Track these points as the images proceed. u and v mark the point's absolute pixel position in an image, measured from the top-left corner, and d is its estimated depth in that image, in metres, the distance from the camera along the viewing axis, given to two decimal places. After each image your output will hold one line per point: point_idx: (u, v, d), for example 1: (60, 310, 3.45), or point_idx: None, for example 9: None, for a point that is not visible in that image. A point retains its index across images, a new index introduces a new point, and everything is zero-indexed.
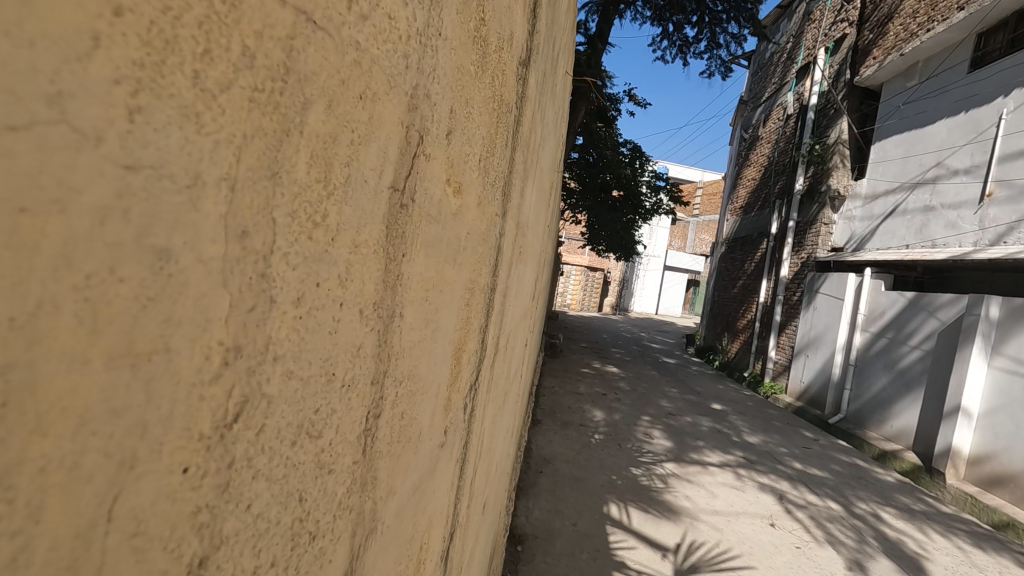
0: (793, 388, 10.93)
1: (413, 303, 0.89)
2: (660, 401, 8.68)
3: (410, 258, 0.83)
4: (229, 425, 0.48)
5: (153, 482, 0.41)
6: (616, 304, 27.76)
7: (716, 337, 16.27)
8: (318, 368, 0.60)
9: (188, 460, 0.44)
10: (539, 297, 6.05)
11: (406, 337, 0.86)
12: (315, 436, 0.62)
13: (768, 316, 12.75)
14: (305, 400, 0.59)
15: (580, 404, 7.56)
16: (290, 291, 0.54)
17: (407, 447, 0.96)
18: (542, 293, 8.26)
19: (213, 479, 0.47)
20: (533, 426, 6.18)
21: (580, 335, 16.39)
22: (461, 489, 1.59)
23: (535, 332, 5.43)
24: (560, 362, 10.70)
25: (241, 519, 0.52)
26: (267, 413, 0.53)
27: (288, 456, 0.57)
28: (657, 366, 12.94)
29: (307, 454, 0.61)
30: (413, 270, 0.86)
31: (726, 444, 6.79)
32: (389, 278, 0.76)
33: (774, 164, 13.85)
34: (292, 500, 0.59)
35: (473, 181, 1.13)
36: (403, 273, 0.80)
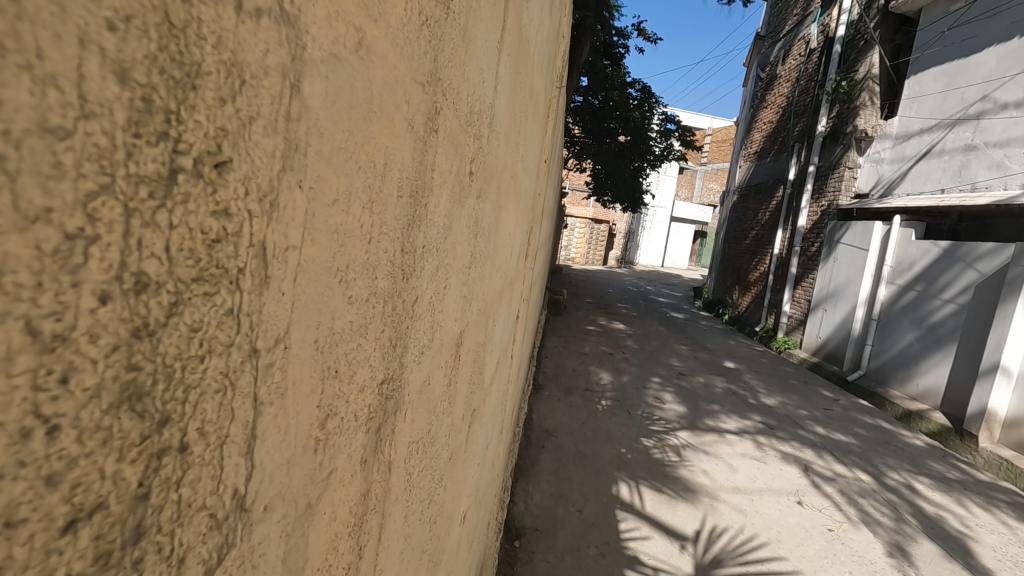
0: (809, 343, 10.43)
1: (387, 234, 0.75)
2: (670, 361, 8.18)
3: (384, 177, 0.70)
4: (189, 367, 0.41)
5: (89, 438, 0.34)
6: (622, 258, 26.96)
7: (726, 291, 15.68)
8: (277, 298, 0.52)
9: (131, 407, 0.37)
10: (542, 250, 5.54)
11: (382, 271, 0.75)
12: (282, 376, 0.55)
13: (783, 268, 12.11)
14: (267, 336, 0.51)
15: (586, 364, 7.12)
16: (238, 206, 0.45)
17: (389, 397, 0.86)
18: (545, 246, 7.72)
19: (164, 427, 0.40)
20: (536, 392, 5.74)
21: (585, 290, 15.80)
22: (431, 489, 1.27)
23: (536, 289, 4.95)
24: (564, 320, 10.19)
25: (204, 471, 0.45)
26: (224, 348, 0.45)
27: (252, 400, 0.50)
28: (665, 322, 12.43)
29: (272, 399, 0.53)
30: (384, 192, 0.72)
31: (742, 408, 6.32)
32: (357, 199, 0.64)
33: (794, 104, 12.88)
34: (260, 453, 0.52)
35: (452, 93, 0.97)
36: (373, 197, 0.69)
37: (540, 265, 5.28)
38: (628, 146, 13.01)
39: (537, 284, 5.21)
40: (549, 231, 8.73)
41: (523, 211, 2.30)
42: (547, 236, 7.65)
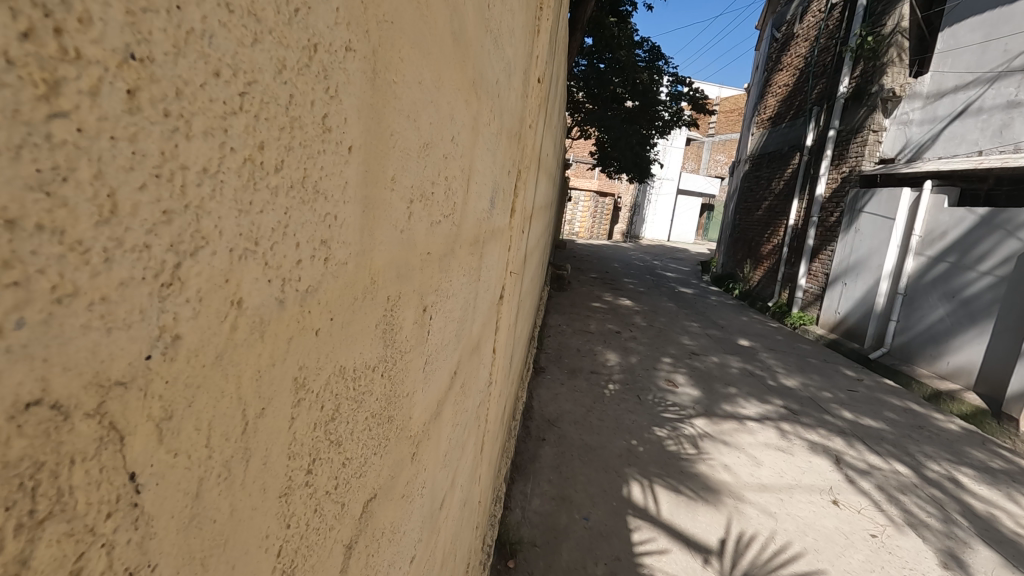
0: (826, 318, 9.91)
1: (376, 156, 0.60)
2: (680, 339, 7.68)
3: (381, 117, 0.59)
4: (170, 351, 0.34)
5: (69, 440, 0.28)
6: (627, 232, 26.16)
7: (737, 265, 15.07)
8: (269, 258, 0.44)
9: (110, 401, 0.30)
10: (543, 219, 5.04)
11: (381, 232, 0.64)
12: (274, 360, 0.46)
13: (799, 240, 11.49)
14: (255, 305, 0.43)
15: (592, 344, 6.64)
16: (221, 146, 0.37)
17: (390, 378, 0.75)
18: (547, 217, 7.20)
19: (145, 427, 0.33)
20: (536, 377, 5.26)
21: (589, 265, 15.19)
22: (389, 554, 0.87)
23: (536, 261, 4.47)
24: (568, 297, 9.66)
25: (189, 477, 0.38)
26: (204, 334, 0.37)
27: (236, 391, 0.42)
28: (674, 297, 11.88)
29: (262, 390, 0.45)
30: (373, 100, 0.57)
31: (761, 390, 5.83)
32: (352, 147, 0.54)
33: (813, 65, 12.09)
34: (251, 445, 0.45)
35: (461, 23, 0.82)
36: (369, 142, 0.58)
37: (540, 235, 4.80)
38: (635, 111, 12.29)
39: (538, 256, 4.74)
40: (552, 201, 8.19)
41: (516, 159, 1.83)
42: (548, 206, 7.12)
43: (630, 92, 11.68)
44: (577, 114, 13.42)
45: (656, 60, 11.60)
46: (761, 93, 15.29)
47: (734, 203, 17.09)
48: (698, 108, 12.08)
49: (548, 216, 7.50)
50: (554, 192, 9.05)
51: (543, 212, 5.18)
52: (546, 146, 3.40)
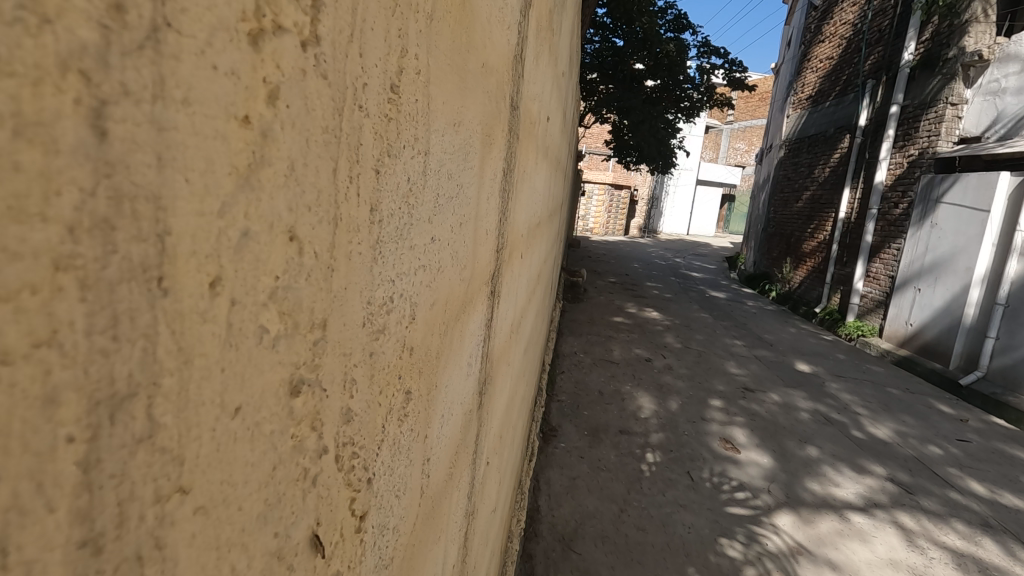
0: (892, 330, 8.35)
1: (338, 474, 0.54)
2: (726, 365, 6.22)
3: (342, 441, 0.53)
4: None
5: None
6: (645, 227, 24.24)
7: (773, 263, 13.47)
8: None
9: None
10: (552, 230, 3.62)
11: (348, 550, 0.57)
12: None
13: (853, 236, 9.86)
14: None
15: (617, 381, 5.20)
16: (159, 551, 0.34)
17: None
18: (558, 220, 5.77)
19: None
20: (542, 451, 3.67)
21: (607, 268, 13.54)
22: None
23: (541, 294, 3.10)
24: (584, 312, 8.14)
25: None
26: None
27: None
28: (706, 304, 10.29)
29: None
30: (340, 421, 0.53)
31: (848, 451, 4.29)
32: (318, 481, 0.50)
33: (865, 32, 10.39)
34: None
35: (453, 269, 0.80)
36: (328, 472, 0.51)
37: (547, 253, 3.38)
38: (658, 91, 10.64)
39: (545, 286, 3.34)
40: (562, 195, 6.69)
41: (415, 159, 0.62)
42: (559, 205, 5.67)
43: (653, 67, 10.06)
44: (591, 98, 11.76)
45: (683, 30, 9.95)
46: (799, 69, 13.55)
47: (766, 193, 15.40)
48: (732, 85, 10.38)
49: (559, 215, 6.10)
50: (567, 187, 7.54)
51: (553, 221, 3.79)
52: (551, 126, 2.13)
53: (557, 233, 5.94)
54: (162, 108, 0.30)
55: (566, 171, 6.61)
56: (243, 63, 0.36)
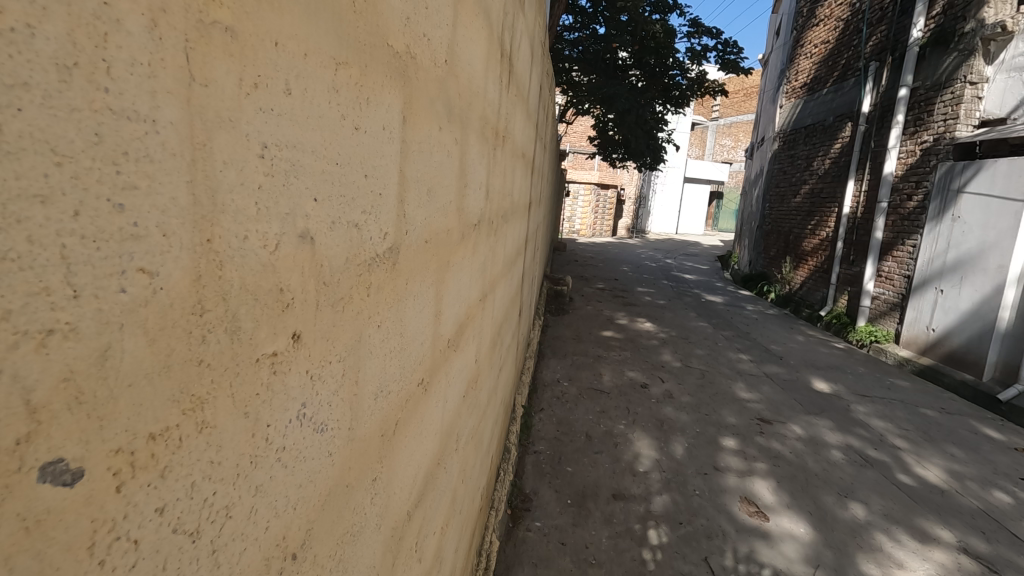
0: (911, 336, 7.54)
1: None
2: (734, 389, 5.35)
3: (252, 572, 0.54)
4: None
5: None
6: (632, 227, 23.35)
7: (770, 263, 12.71)
8: None
9: None
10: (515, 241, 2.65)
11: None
12: None
13: (861, 233, 9.04)
14: None
15: (608, 418, 4.30)
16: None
17: None
18: (533, 224, 4.85)
19: None
20: (510, 543, 2.69)
21: (594, 272, 12.62)
22: None
23: (500, 339, 2.13)
24: (569, 326, 7.23)
25: None
26: None
27: None
28: (703, 311, 9.42)
29: None
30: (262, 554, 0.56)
31: (903, 509, 3.39)
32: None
33: (866, 11, 9.62)
34: None
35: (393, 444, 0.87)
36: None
37: (509, 273, 2.44)
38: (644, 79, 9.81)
39: (505, 321, 2.38)
40: (540, 194, 5.79)
41: None
42: (535, 207, 4.78)
43: (637, 53, 9.22)
44: (572, 89, 10.84)
45: (671, 11, 9.06)
46: (792, 56, 12.77)
47: (760, 189, 14.66)
48: (723, 69, 9.56)
49: (536, 217, 5.17)
50: (544, 186, 6.65)
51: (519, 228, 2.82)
52: (483, 66, 1.23)
53: (533, 238, 5.04)
54: (181, 251, 0.42)
55: (544, 164, 5.69)
56: (235, 233, 0.48)
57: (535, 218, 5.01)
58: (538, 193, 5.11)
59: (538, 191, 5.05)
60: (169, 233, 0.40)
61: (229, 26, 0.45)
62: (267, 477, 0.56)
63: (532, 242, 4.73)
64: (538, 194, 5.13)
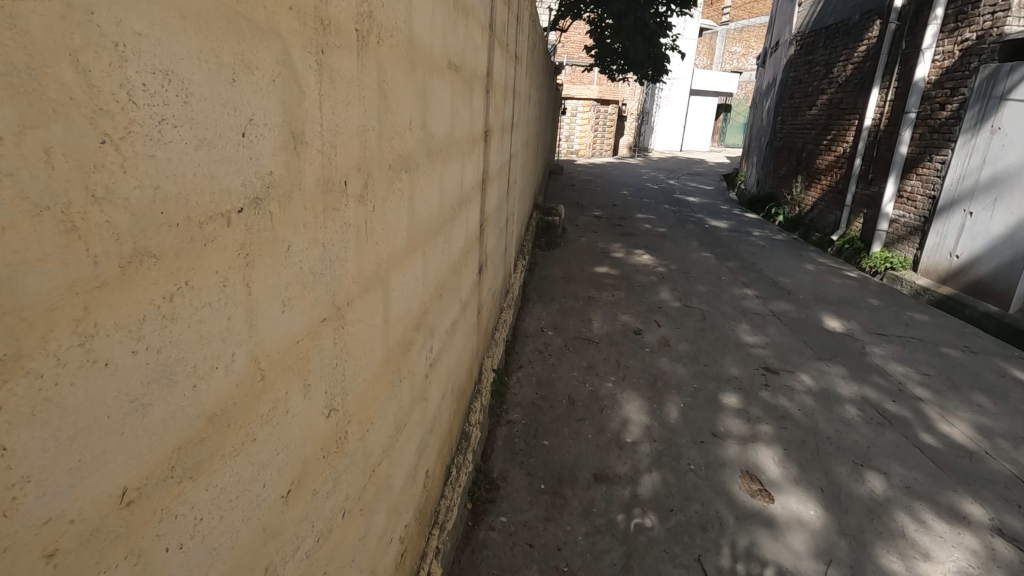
0: (932, 263, 6.93)
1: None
2: (737, 333, 4.85)
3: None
4: None
5: None
6: (634, 146, 22.07)
7: (779, 183, 11.88)
8: None
9: None
10: (462, 190, 2.02)
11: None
12: None
13: (883, 149, 8.19)
14: None
15: (595, 375, 3.84)
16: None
17: None
18: (512, 153, 4.16)
19: None
20: (466, 551, 2.26)
21: (590, 198, 11.82)
22: None
23: (423, 331, 1.55)
24: (560, 264, 6.64)
25: None
26: None
27: None
28: (706, 239, 8.76)
29: None
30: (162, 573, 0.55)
31: (928, 480, 2.96)
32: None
33: None
34: None
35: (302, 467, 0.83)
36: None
37: (449, 231, 1.82)
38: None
39: (441, 301, 1.79)
40: (522, 117, 5.03)
41: None
42: (514, 134, 4.09)
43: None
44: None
45: None
46: None
47: (771, 101, 13.50)
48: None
49: (517, 143, 4.47)
50: (530, 106, 5.84)
51: (471, 170, 2.17)
52: None
53: (514, 169, 4.36)
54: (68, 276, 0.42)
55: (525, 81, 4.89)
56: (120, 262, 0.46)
57: (515, 145, 4.31)
58: (519, 117, 4.38)
59: (517, 113, 4.32)
60: (48, 260, 0.40)
61: (130, 46, 0.46)
62: (177, 482, 0.55)
63: (510, 176, 4.06)
64: (518, 117, 4.39)
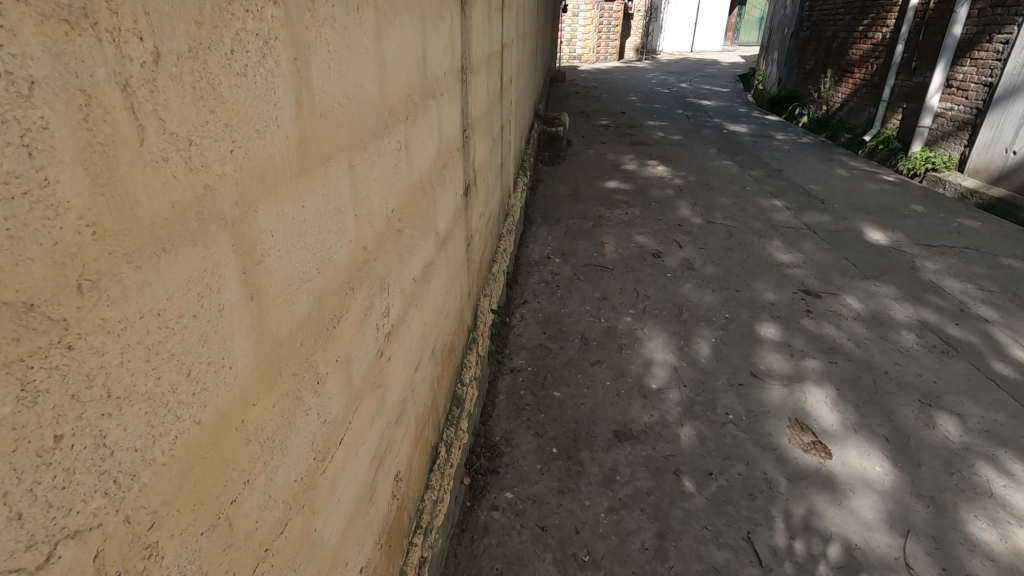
0: (982, 162, 6.17)
1: None
2: (770, 251, 4.28)
3: None
4: None
5: None
6: (642, 47, 20.36)
7: (805, 80, 10.77)
8: None
9: None
10: (428, 74, 1.39)
11: None
12: None
13: (932, 31, 7.16)
14: None
15: (611, 307, 3.33)
16: None
17: None
18: (507, 45, 3.42)
19: None
20: (464, 540, 1.85)
21: (596, 106, 10.82)
22: None
23: (364, 291, 0.98)
24: (566, 180, 5.97)
25: None
26: None
27: None
28: (726, 146, 7.95)
29: None
30: None
31: (1010, 422, 2.50)
32: None
33: None
34: None
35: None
36: None
37: (407, 136, 1.20)
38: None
39: (401, 242, 1.21)
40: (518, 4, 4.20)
41: None
42: (506, 21, 3.33)
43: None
44: None
45: None
46: None
47: None
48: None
49: (512, 34, 3.70)
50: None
51: (442, 49, 1.52)
52: None
53: (509, 67, 3.63)
54: None
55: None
56: None
57: (510, 36, 3.55)
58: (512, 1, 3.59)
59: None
60: None
61: None
62: None
63: (504, 75, 3.35)
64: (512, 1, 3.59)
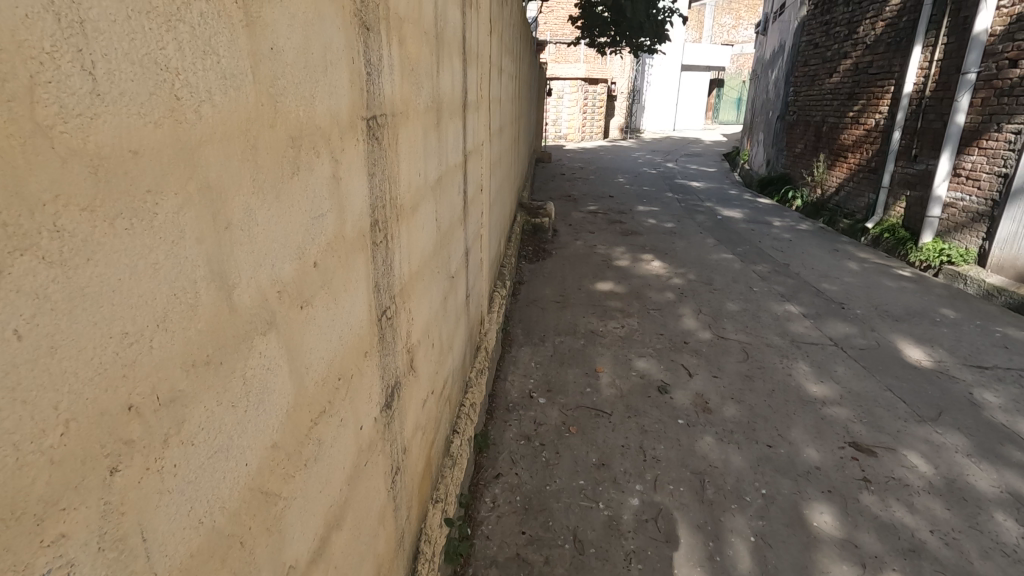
0: (1006, 258, 5.63)
1: None
2: (798, 380, 3.56)
3: None
4: None
5: None
6: (627, 127, 20.72)
7: (795, 163, 10.54)
8: None
9: None
10: (247, 302, 0.67)
11: None
12: None
13: (932, 118, 6.85)
14: None
15: (613, 482, 2.54)
16: None
17: None
18: (478, 146, 2.79)
19: None
20: None
21: (583, 189, 10.45)
22: None
23: None
24: (552, 279, 5.32)
25: None
26: None
27: None
28: (723, 234, 7.44)
29: None
30: None
31: None
32: None
33: None
34: None
35: None
36: None
37: (106, 519, 0.46)
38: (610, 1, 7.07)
39: None
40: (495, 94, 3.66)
41: None
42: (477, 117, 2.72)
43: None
44: None
45: None
46: None
47: (779, 71, 12.11)
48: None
49: (484, 131, 3.10)
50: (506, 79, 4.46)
51: (301, 225, 0.80)
52: None
53: (481, 170, 3.01)
54: None
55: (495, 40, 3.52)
56: None
57: (481, 133, 2.95)
58: (485, 94, 3.02)
59: (482, 86, 2.92)
60: None
61: None
62: None
63: (474, 182, 2.72)
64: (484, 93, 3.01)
